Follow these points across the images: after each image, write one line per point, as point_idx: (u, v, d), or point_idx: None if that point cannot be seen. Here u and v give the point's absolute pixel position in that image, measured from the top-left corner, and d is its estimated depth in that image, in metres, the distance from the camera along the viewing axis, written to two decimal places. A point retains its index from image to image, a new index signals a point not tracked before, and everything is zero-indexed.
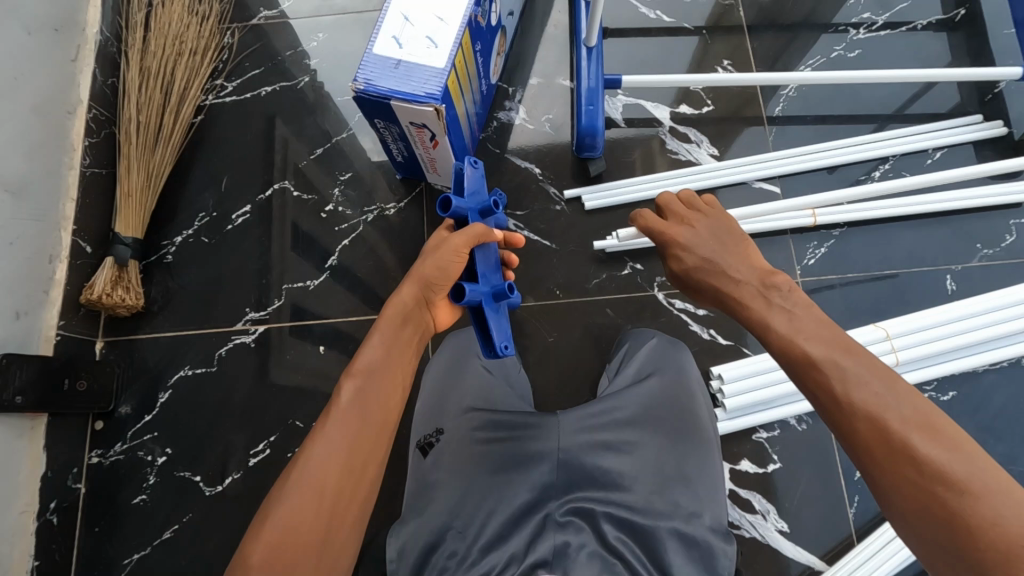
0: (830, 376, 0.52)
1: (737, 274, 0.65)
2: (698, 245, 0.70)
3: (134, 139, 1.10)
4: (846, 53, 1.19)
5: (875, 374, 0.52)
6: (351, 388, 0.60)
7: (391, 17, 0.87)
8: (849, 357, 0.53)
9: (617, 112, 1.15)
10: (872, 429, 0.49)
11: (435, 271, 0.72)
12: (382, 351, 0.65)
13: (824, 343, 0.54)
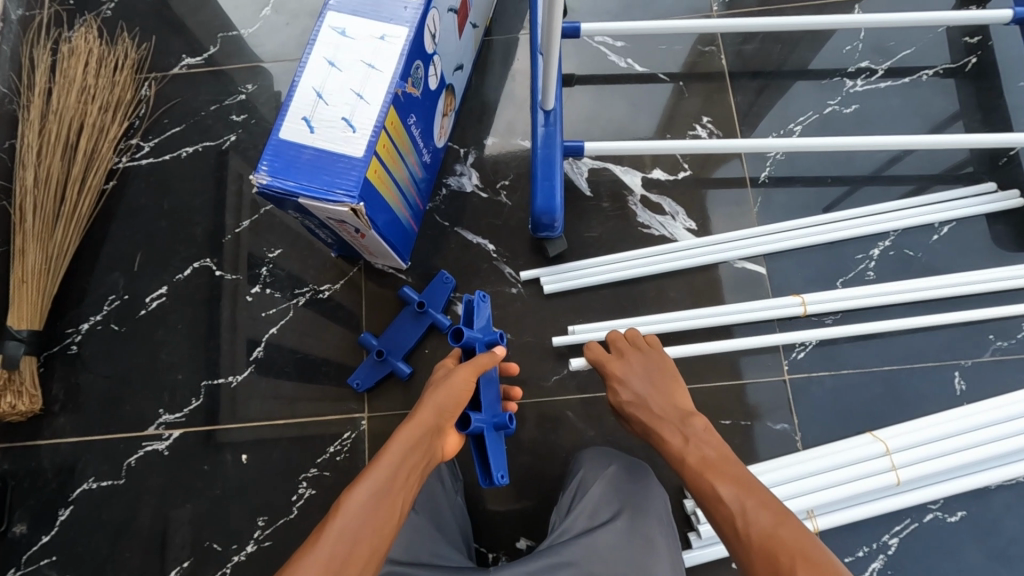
0: (728, 511, 0.54)
1: (660, 410, 0.70)
2: (634, 382, 0.74)
3: (28, 217, 0.96)
4: (841, 108, 1.05)
5: (768, 511, 0.52)
6: (359, 501, 0.51)
7: (301, 95, 0.73)
8: (743, 491, 0.54)
9: (581, 179, 1.01)
10: (765, 570, 0.48)
11: (448, 401, 0.63)
12: (397, 466, 0.55)
13: (726, 478, 0.56)
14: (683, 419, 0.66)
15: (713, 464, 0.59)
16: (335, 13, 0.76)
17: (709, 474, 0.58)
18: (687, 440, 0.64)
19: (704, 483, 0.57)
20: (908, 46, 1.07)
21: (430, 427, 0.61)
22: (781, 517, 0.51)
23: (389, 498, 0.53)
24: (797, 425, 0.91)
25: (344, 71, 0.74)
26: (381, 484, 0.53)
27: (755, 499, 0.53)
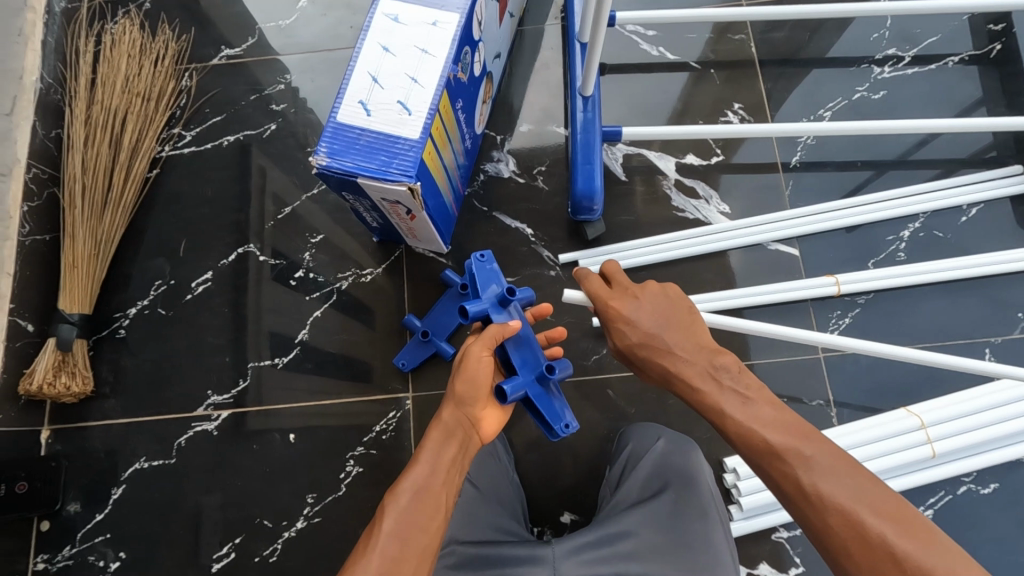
0: (796, 468, 0.54)
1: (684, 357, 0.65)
2: (647, 322, 0.68)
3: (79, 205, 0.99)
4: (870, 94, 1.08)
5: (836, 466, 0.53)
6: (400, 503, 0.55)
7: (357, 79, 0.76)
8: (806, 443, 0.55)
9: (617, 165, 1.03)
10: (848, 528, 0.50)
11: (468, 388, 0.64)
12: (434, 465, 0.58)
13: (786, 433, 0.56)
14: (717, 368, 0.63)
15: (766, 419, 0.58)
16: (387, 0, 0.79)
17: (766, 432, 0.57)
18: (724, 388, 0.62)
19: (763, 443, 0.56)
20: (934, 33, 1.09)
21: (455, 420, 0.63)
22: (850, 472, 0.52)
23: (430, 493, 0.57)
24: (832, 401, 0.94)
25: (398, 56, 0.77)
26: (415, 485, 0.56)
27: (820, 455, 0.54)
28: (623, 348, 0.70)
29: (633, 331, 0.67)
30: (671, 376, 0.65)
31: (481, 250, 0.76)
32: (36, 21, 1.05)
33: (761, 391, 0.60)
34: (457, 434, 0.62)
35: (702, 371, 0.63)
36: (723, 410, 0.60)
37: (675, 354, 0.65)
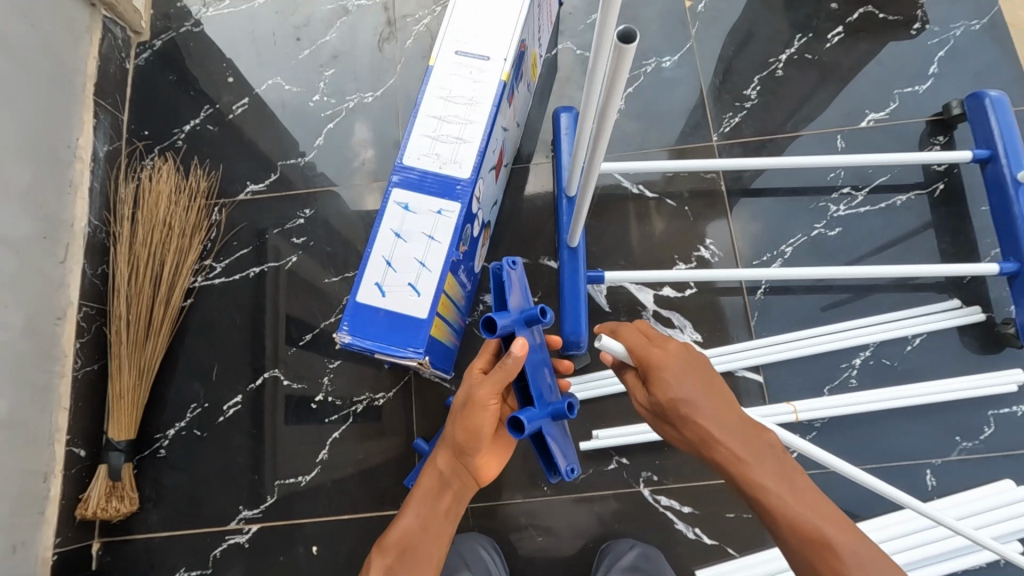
0: (838, 557, 0.60)
1: (726, 429, 0.68)
2: (687, 383, 0.70)
3: (125, 341, 1.12)
4: (826, 231, 1.19)
5: (868, 555, 0.60)
6: (395, 543, 0.73)
7: (374, 264, 0.88)
8: (845, 532, 0.61)
9: (601, 295, 1.16)
10: None
11: (468, 439, 0.76)
12: (425, 507, 0.76)
13: (830, 521, 0.62)
14: (755, 445, 0.67)
15: (803, 498, 0.64)
16: (399, 190, 0.91)
17: (808, 515, 0.62)
18: (764, 466, 0.66)
19: (806, 525, 0.62)
20: (884, 173, 1.21)
21: (448, 472, 0.79)
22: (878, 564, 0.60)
23: (422, 531, 0.74)
24: None
25: (409, 242, 0.89)
26: (410, 528, 0.74)
27: (855, 542, 0.60)
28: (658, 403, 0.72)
29: (677, 395, 0.69)
30: (707, 442, 0.68)
31: (514, 259, 0.76)
32: (85, 170, 1.19)
33: (793, 471, 0.66)
34: (449, 484, 0.78)
35: (742, 443, 0.67)
36: (765, 487, 0.65)
37: (717, 421, 0.68)
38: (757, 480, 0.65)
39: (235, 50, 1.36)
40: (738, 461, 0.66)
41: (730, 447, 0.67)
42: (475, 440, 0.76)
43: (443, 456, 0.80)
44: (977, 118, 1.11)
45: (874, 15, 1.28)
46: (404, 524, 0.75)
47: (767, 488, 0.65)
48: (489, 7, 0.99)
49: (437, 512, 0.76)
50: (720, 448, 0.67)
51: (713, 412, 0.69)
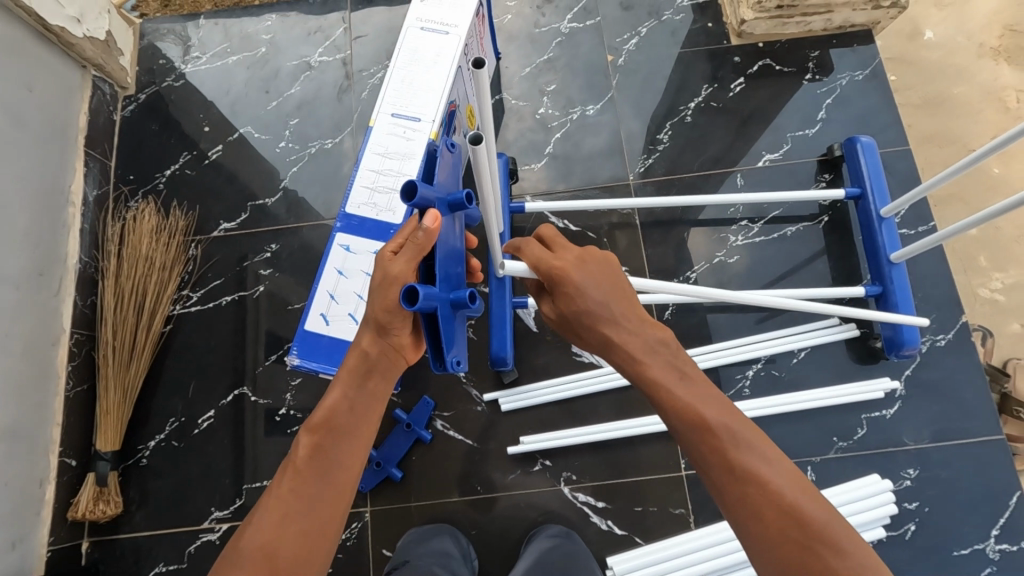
0: (725, 442, 0.63)
1: (625, 330, 0.69)
2: (590, 287, 0.71)
3: (111, 364, 1.28)
4: (726, 258, 1.36)
5: (746, 432, 0.63)
6: (326, 421, 0.70)
7: (319, 298, 1.05)
8: (732, 420, 0.64)
9: (529, 317, 1.32)
10: (766, 499, 0.60)
11: (386, 313, 0.73)
12: (358, 387, 0.73)
13: (718, 410, 0.64)
14: (648, 338, 0.69)
15: (691, 388, 0.67)
16: (343, 234, 1.08)
17: (701, 408, 0.64)
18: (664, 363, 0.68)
19: (694, 416, 0.64)
20: (778, 207, 1.38)
21: (370, 350, 0.74)
22: (758, 443, 0.63)
23: (356, 407, 0.72)
24: (691, 509, 1.20)
25: (349, 279, 1.06)
26: (335, 405, 0.71)
27: (734, 425, 0.64)
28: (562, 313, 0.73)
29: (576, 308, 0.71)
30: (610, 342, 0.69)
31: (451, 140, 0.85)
32: (77, 213, 1.35)
33: (680, 363, 0.69)
34: (374, 361, 0.74)
35: (638, 342, 0.69)
36: (663, 384, 0.67)
37: (621, 323, 0.69)
38: (650, 376, 0.68)
39: (211, 102, 1.53)
40: (635, 359, 0.69)
41: (627, 346, 0.69)
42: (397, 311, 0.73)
43: (368, 333, 0.75)
44: (851, 159, 1.29)
45: (772, 67, 1.46)
46: (330, 402, 0.71)
47: (659, 383, 0.67)
48: (421, 76, 1.15)
49: (364, 387, 0.73)
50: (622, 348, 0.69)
51: (610, 312, 0.70)
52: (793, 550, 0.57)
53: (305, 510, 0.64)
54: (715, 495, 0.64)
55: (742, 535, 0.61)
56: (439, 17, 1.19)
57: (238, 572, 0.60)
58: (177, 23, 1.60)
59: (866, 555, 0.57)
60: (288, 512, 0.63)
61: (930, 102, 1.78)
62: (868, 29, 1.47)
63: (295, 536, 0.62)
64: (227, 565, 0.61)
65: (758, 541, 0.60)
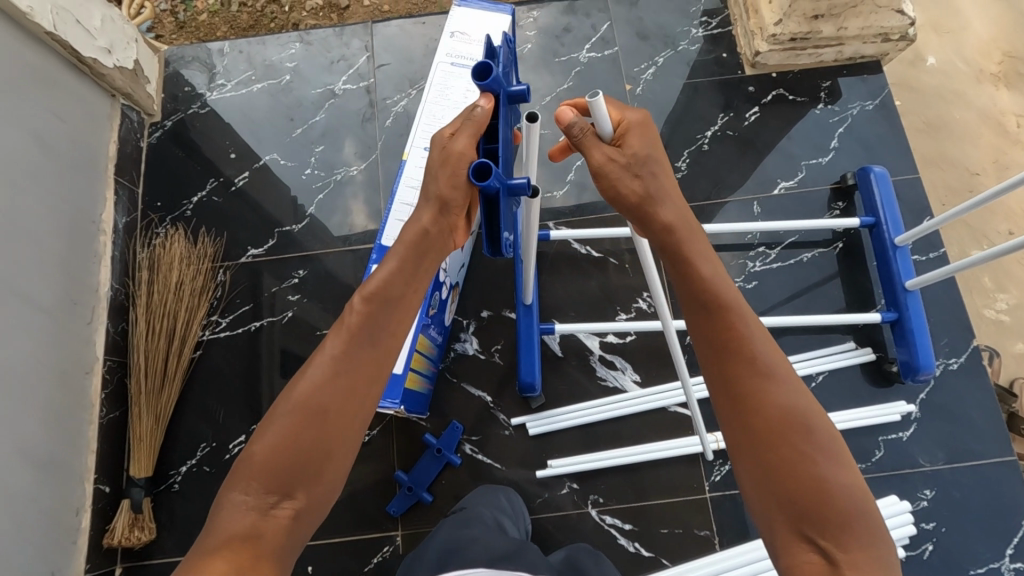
0: (733, 329, 0.70)
1: (674, 205, 0.75)
2: (646, 161, 0.76)
3: (145, 391, 1.30)
4: (744, 284, 1.40)
5: (759, 327, 0.70)
6: (377, 286, 0.72)
7: None
8: (746, 319, 0.71)
9: (554, 342, 1.35)
10: (755, 380, 0.67)
11: (450, 190, 0.72)
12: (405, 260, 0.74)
13: (733, 302, 0.71)
14: (690, 224, 0.76)
15: (722, 280, 0.73)
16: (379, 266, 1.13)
17: (721, 292, 0.72)
18: (696, 253, 0.74)
19: (714, 295, 0.72)
20: (793, 233, 1.42)
21: (427, 227, 0.75)
22: (770, 341, 0.70)
23: (405, 278, 0.74)
24: (716, 531, 1.23)
25: None
26: (388, 278, 0.73)
27: (752, 321, 0.71)
28: (616, 168, 0.75)
29: (640, 173, 0.75)
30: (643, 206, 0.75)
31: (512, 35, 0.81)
32: (107, 241, 1.37)
33: (716, 260, 0.75)
34: (430, 238, 0.75)
35: (686, 227, 0.75)
36: (693, 259, 0.74)
37: (663, 197, 0.75)
38: (688, 256, 0.74)
39: (236, 130, 1.56)
40: (677, 234, 0.75)
41: (678, 223, 0.75)
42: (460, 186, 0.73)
43: (424, 215, 0.75)
44: (865, 188, 1.33)
45: (785, 96, 1.50)
46: (384, 274, 0.73)
47: (696, 263, 0.73)
48: (452, 110, 1.19)
49: (414, 265, 0.74)
50: (671, 221, 0.75)
51: (665, 185, 0.76)
52: (780, 426, 0.64)
53: (352, 371, 0.67)
54: (704, 363, 0.71)
55: (733, 407, 0.67)
56: (468, 53, 1.23)
57: (290, 412, 0.64)
58: (201, 51, 1.63)
59: (840, 447, 0.64)
60: (338, 369, 0.67)
61: (932, 126, 1.75)
62: (876, 60, 1.52)
63: (342, 390, 0.66)
64: (280, 408, 0.65)
65: (745, 411, 0.66)
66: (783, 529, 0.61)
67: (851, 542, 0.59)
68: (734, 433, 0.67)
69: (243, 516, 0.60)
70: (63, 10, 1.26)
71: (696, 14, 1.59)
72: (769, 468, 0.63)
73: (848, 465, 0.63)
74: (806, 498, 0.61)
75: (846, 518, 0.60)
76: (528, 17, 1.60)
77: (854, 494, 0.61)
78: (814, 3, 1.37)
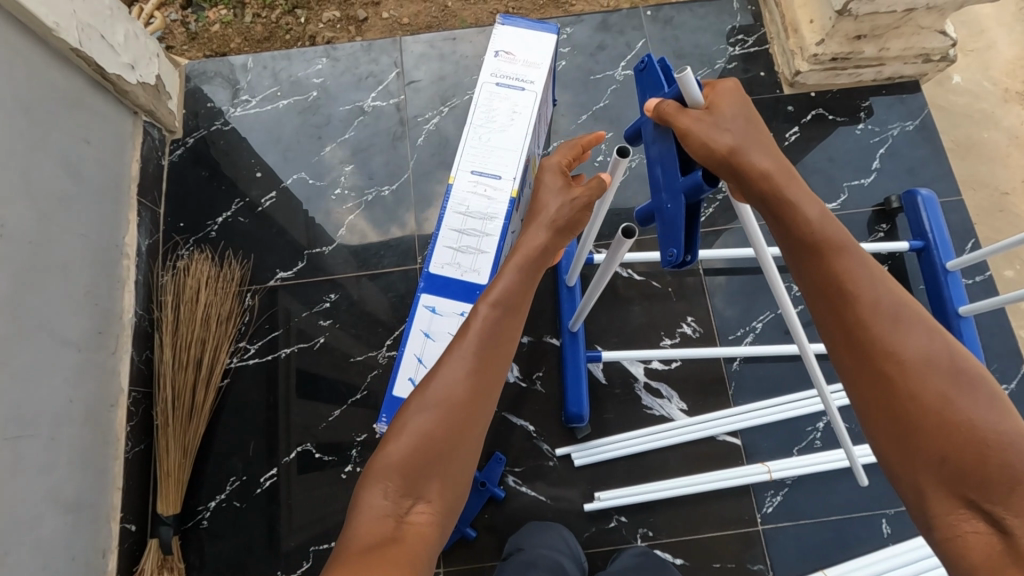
0: (854, 279, 0.67)
1: (768, 153, 0.73)
2: (734, 123, 0.74)
3: (172, 423, 1.25)
4: (790, 308, 1.37)
5: (878, 274, 0.67)
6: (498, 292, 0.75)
7: (407, 362, 1.05)
8: (865, 267, 0.68)
9: (598, 370, 1.32)
10: (887, 332, 0.64)
11: (568, 219, 0.84)
12: (520, 273, 0.78)
13: (851, 251, 0.68)
14: (787, 167, 0.73)
15: (829, 223, 0.70)
16: (427, 295, 1.08)
17: (837, 240, 0.69)
18: (804, 198, 0.71)
19: (827, 244, 0.69)
20: None
21: (541, 244, 0.81)
22: (889, 285, 0.67)
23: (522, 284, 0.77)
24: (769, 565, 1.20)
25: (437, 341, 1.06)
26: (508, 287, 0.76)
27: (869, 267, 0.68)
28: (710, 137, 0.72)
29: (730, 128, 0.73)
30: (738, 166, 0.71)
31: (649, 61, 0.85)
32: (131, 265, 1.31)
33: (818, 202, 0.71)
34: (543, 253, 0.81)
35: (788, 176, 0.72)
36: (800, 207, 0.70)
37: (762, 151, 0.73)
38: (791, 201, 0.71)
39: (261, 148, 1.51)
40: (774, 181, 0.72)
41: (776, 169, 0.72)
42: (574, 219, 0.84)
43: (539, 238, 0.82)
44: (912, 212, 1.32)
45: (824, 116, 1.48)
46: (504, 282, 0.77)
47: (800, 209, 0.70)
48: (499, 134, 1.15)
49: (530, 275, 0.79)
50: (769, 170, 0.72)
51: (755, 136, 0.74)
52: (918, 380, 0.62)
53: (480, 369, 0.69)
54: (820, 320, 0.69)
55: (860, 366, 0.65)
56: (514, 73, 1.18)
57: (428, 408, 0.65)
58: (223, 66, 1.58)
59: (992, 395, 0.61)
60: (470, 367, 0.68)
61: (962, 145, 1.73)
62: (914, 80, 1.51)
63: (472, 391, 0.67)
64: (416, 404, 0.66)
65: (876, 370, 0.63)
66: (940, 494, 0.59)
67: (1019, 502, 0.57)
68: (866, 393, 0.64)
69: (380, 514, 0.60)
70: (87, 27, 1.20)
71: (732, 31, 1.56)
72: (914, 429, 0.61)
73: (1004, 413, 0.60)
74: (963, 456, 0.59)
75: (1013, 474, 0.57)
76: (560, 34, 1.58)
77: (1019, 447, 0.58)
78: (858, 24, 1.36)
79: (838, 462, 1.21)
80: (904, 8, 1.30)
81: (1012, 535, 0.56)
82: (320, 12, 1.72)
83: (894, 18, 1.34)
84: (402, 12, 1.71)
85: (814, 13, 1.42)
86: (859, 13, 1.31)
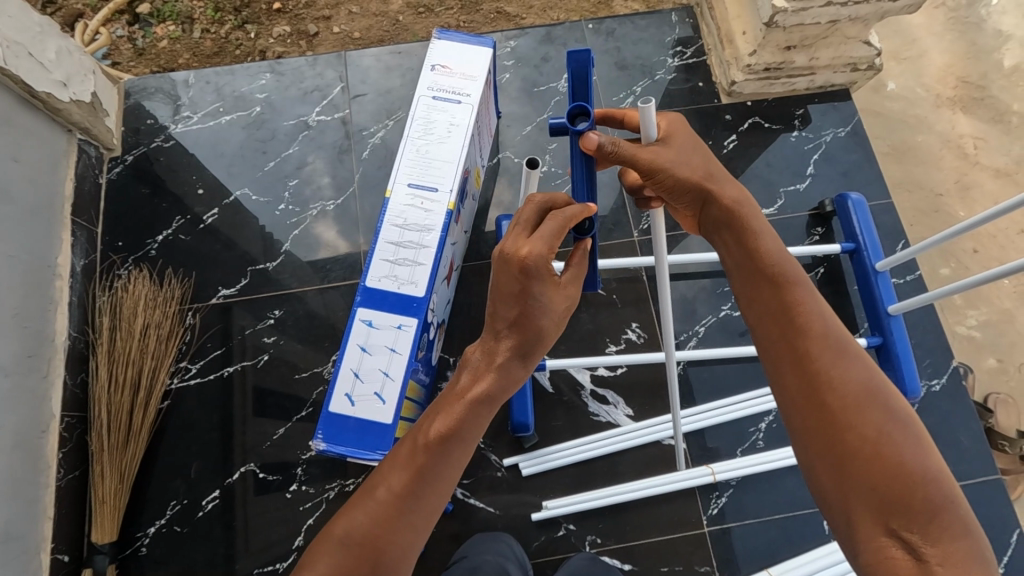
0: (802, 313, 0.73)
1: (732, 184, 0.81)
2: (691, 159, 0.81)
3: (107, 448, 1.21)
4: (732, 311, 1.40)
5: (826, 311, 0.73)
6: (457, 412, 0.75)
7: (344, 377, 1.04)
8: (812, 304, 0.74)
9: (545, 378, 1.33)
10: (828, 364, 0.70)
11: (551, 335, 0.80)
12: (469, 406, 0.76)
13: (799, 288, 0.75)
14: (749, 198, 0.81)
15: (786, 259, 0.77)
16: (364, 309, 1.07)
17: (790, 277, 0.76)
18: (757, 235, 0.78)
19: (782, 282, 0.76)
20: None
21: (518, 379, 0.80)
22: (836, 323, 0.73)
23: (478, 413, 0.76)
24: (715, 566, 1.21)
25: (373, 355, 1.06)
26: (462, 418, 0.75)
27: (818, 300, 0.74)
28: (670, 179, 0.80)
29: (691, 159, 0.80)
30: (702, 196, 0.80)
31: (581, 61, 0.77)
32: (64, 286, 1.28)
33: (776, 237, 0.79)
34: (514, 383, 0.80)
35: (747, 210, 0.80)
36: (759, 239, 0.78)
37: (718, 185, 0.80)
38: (748, 232, 0.79)
39: (205, 164, 1.49)
40: (738, 210, 0.79)
41: (742, 198, 0.80)
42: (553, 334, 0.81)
43: (511, 358, 0.79)
44: (843, 215, 1.36)
45: (760, 124, 1.53)
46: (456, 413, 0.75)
47: (760, 240, 0.78)
48: (436, 146, 1.15)
49: (486, 406, 0.77)
50: (734, 200, 0.80)
51: (716, 167, 0.82)
52: (849, 407, 0.67)
53: (417, 501, 0.70)
54: (774, 349, 0.73)
55: (804, 393, 0.70)
56: (450, 86, 1.19)
57: (346, 544, 0.67)
58: (165, 82, 1.56)
59: (919, 434, 0.66)
60: (396, 502, 0.69)
61: (898, 150, 1.80)
62: (845, 88, 1.56)
63: (403, 522, 0.69)
64: (337, 538, 0.68)
65: (818, 398, 0.68)
66: (868, 519, 0.63)
67: (938, 533, 0.61)
68: (806, 421, 0.69)
69: None
70: (12, 43, 1.18)
71: (672, 43, 1.61)
72: (847, 457, 0.65)
73: (928, 450, 0.65)
74: (891, 485, 0.63)
75: (933, 506, 0.62)
76: (505, 47, 1.60)
77: (937, 480, 0.63)
78: (788, 35, 1.39)
79: (778, 461, 1.24)
80: (828, 20, 1.34)
81: (929, 563, 0.59)
82: (270, 26, 1.71)
83: (821, 29, 1.38)
84: (353, 27, 1.72)
85: (746, 25, 1.45)
86: (786, 24, 1.34)
